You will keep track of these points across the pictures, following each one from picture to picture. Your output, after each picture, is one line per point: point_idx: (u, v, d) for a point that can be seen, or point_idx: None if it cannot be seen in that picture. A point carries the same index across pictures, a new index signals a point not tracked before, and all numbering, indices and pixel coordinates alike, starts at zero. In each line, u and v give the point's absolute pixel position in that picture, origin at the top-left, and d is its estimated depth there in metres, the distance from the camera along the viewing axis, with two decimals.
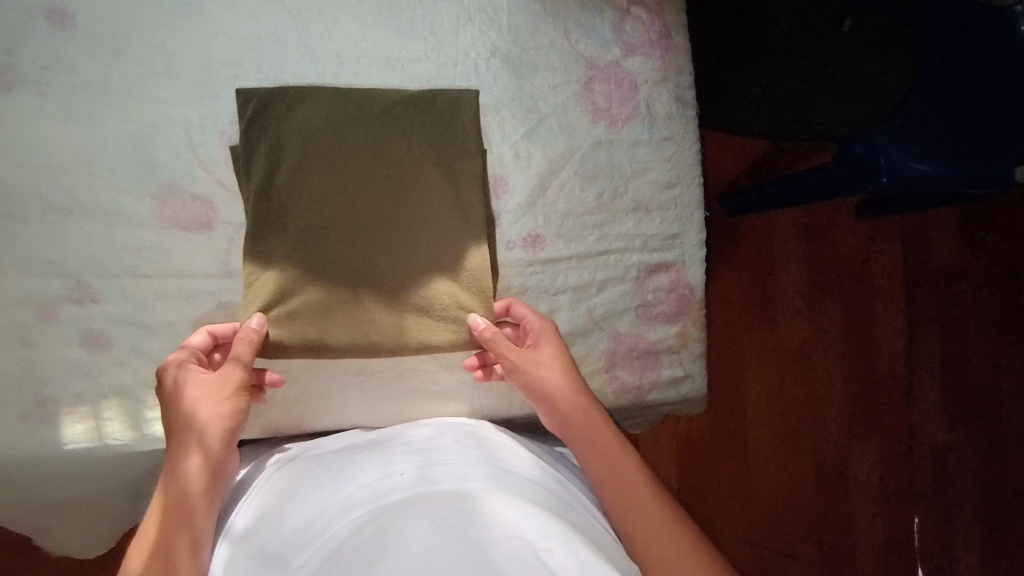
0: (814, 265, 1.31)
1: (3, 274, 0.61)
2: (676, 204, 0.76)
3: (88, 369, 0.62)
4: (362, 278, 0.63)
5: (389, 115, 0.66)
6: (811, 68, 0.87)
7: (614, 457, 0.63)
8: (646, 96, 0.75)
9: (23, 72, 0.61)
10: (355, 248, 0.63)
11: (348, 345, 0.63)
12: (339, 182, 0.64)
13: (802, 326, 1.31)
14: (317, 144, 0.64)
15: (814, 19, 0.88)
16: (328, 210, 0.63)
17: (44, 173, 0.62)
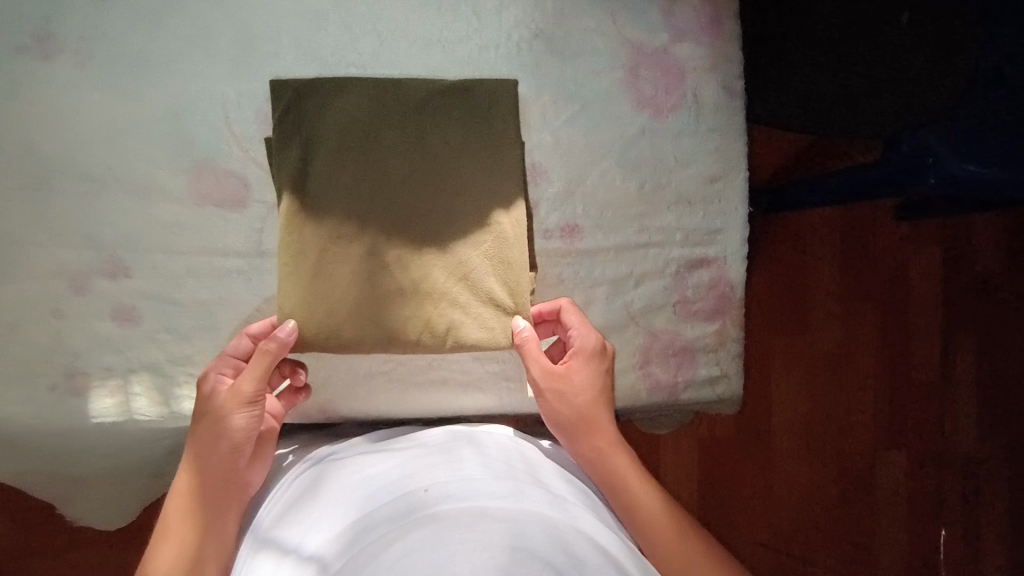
0: (851, 269, 1.27)
1: (38, 246, 0.60)
2: (720, 198, 0.73)
3: (119, 343, 0.62)
4: (398, 272, 0.63)
5: (426, 105, 0.65)
6: (864, 64, 0.83)
7: (644, 500, 0.62)
8: (694, 84, 0.72)
9: (61, 41, 0.60)
10: (391, 242, 0.63)
11: (385, 341, 0.64)
12: (375, 176, 0.63)
13: (835, 332, 1.27)
14: (354, 136, 0.63)
15: (871, 12, 0.83)
16: (364, 205, 0.63)
17: (79, 144, 0.61)
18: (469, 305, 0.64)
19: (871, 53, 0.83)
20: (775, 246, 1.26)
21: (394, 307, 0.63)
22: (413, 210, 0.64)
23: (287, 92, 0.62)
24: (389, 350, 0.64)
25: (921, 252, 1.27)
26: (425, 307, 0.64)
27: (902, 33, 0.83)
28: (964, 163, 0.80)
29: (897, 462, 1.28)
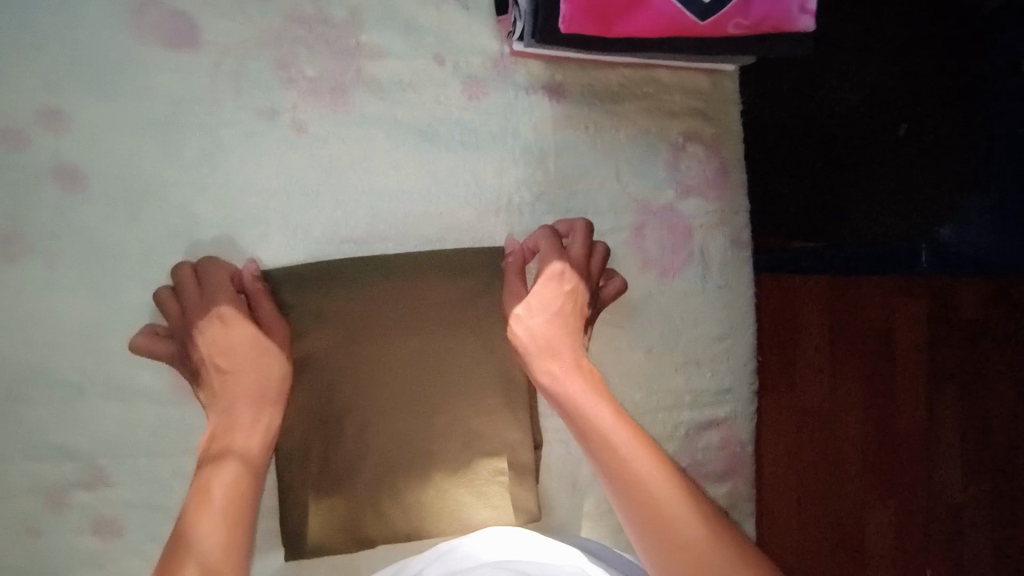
0: (837, 325, 1.20)
1: (10, 461, 0.56)
2: (729, 355, 0.70)
3: (100, 558, 0.57)
4: (396, 462, 0.61)
5: (422, 285, 0.61)
6: (863, 174, 0.84)
7: (643, 468, 0.54)
8: (701, 241, 0.69)
9: (31, 238, 0.55)
10: (385, 430, 0.61)
11: (386, 534, 0.61)
12: (367, 363, 0.60)
13: (822, 389, 1.20)
14: (344, 323, 0.60)
15: (864, 129, 0.82)
16: (357, 393, 0.60)
17: (53, 350, 0.56)
18: (475, 489, 0.63)
19: (865, 174, 0.84)
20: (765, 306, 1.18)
21: (397, 495, 0.61)
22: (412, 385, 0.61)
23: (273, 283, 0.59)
24: (389, 543, 0.62)
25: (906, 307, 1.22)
26: (427, 493, 0.62)
27: (898, 147, 0.82)
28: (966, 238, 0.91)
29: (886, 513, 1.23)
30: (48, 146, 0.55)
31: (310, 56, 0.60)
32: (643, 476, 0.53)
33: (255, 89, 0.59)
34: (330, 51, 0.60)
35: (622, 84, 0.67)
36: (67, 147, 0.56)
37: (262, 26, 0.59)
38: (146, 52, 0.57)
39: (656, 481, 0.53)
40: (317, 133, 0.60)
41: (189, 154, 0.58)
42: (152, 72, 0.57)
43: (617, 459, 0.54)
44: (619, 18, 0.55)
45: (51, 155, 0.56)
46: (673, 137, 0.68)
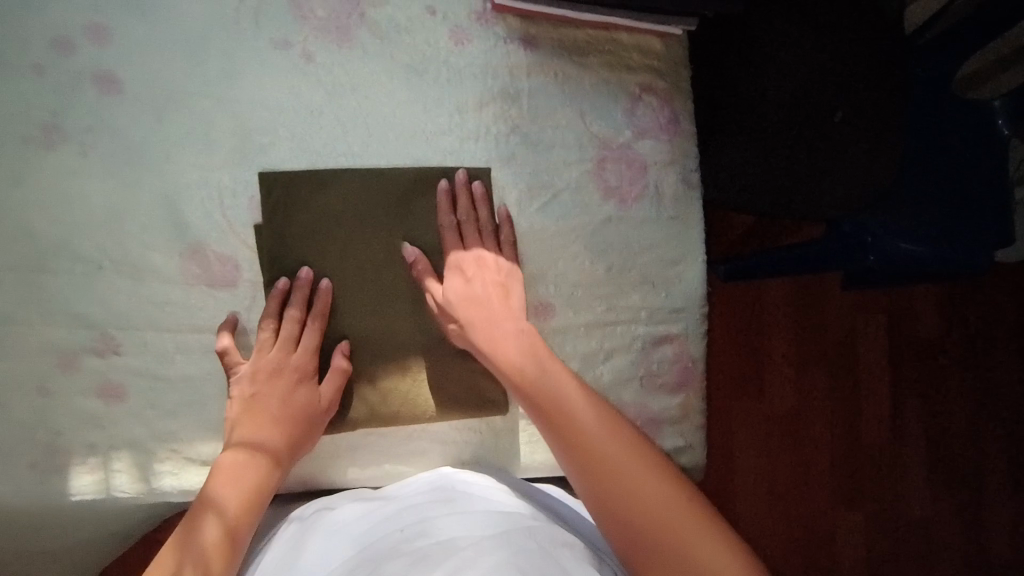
0: (802, 333, 1.34)
1: (30, 324, 0.62)
2: (681, 279, 0.79)
3: (103, 420, 0.63)
4: (383, 349, 0.69)
5: (409, 196, 0.71)
6: (795, 149, 0.92)
7: (569, 405, 0.62)
8: (655, 177, 0.79)
9: (68, 132, 0.64)
10: (375, 321, 0.69)
11: (372, 415, 0.69)
12: (361, 262, 0.69)
13: (790, 393, 1.33)
14: (341, 225, 0.69)
15: (810, 110, 0.92)
16: (350, 287, 0.69)
17: (78, 229, 0.63)
18: (448, 380, 0.71)
19: (799, 132, 0.92)
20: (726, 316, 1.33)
21: (378, 382, 0.69)
22: (393, 290, 0.70)
23: (277, 187, 0.67)
24: (374, 424, 0.69)
25: (869, 321, 1.35)
26: (406, 383, 0.69)
27: (837, 130, 0.92)
28: (900, 242, 0.96)
29: (854, 520, 1.32)
30: (92, 56, 0.65)
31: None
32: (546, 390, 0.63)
33: (272, 22, 0.69)
34: None
35: (586, 41, 0.78)
36: (107, 58, 0.65)
37: None
38: None
39: (560, 389, 0.63)
40: (322, 62, 0.70)
41: (211, 71, 0.67)
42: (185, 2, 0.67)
43: (517, 364, 0.65)
44: None
45: (94, 64, 0.64)
46: (631, 87, 0.79)
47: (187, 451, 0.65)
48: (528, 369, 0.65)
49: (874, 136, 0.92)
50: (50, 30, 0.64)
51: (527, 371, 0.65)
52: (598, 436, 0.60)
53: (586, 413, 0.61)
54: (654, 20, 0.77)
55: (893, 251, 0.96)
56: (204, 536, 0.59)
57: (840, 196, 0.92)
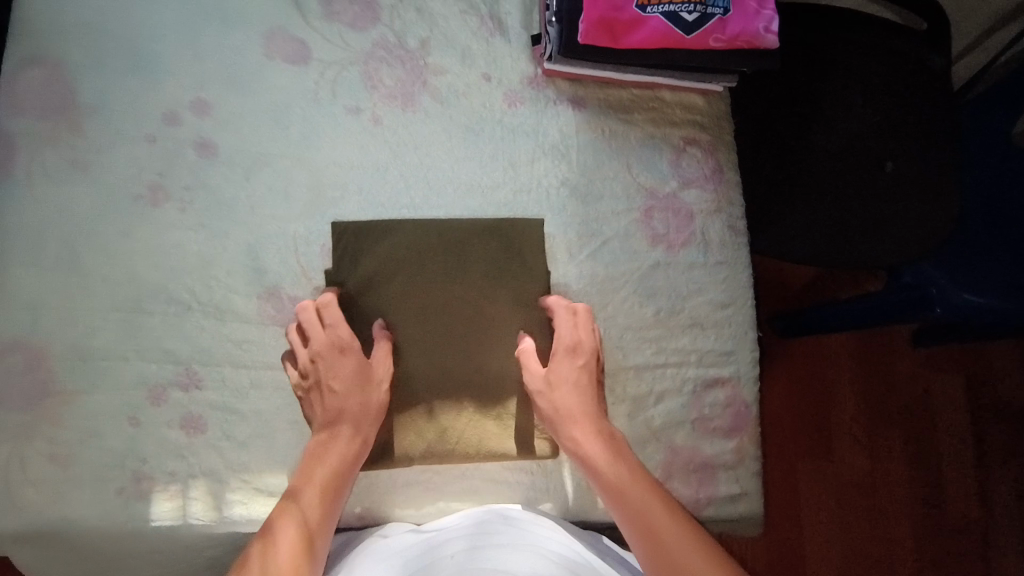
0: (871, 393, 1.31)
1: (126, 359, 0.69)
2: (730, 322, 0.80)
3: (184, 450, 0.68)
4: (439, 387, 0.73)
5: (464, 244, 0.76)
6: (847, 197, 0.92)
7: (630, 485, 0.64)
8: (701, 224, 0.81)
9: (170, 190, 0.72)
10: (431, 360, 0.73)
11: (427, 452, 0.72)
12: (419, 305, 0.74)
13: (863, 458, 1.29)
14: (402, 271, 0.74)
15: (857, 161, 0.93)
16: (408, 329, 0.73)
17: (173, 274, 0.71)
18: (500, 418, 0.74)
19: (845, 181, 0.93)
20: (786, 370, 1.32)
21: (434, 418, 0.73)
22: (451, 331, 0.74)
23: (346, 238, 0.74)
24: (428, 461, 0.72)
25: (944, 383, 1.31)
26: (459, 419, 0.73)
27: (889, 180, 0.92)
28: (964, 293, 0.93)
29: None
30: (194, 125, 0.74)
31: (390, 71, 0.79)
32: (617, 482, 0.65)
33: (346, 92, 0.78)
34: (405, 67, 0.80)
35: (631, 100, 0.84)
36: (207, 127, 0.74)
37: (357, 48, 0.79)
38: (272, 63, 0.77)
39: (622, 467, 0.66)
40: (390, 125, 0.78)
41: (293, 136, 0.76)
42: (273, 77, 0.77)
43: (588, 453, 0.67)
44: (623, 33, 0.73)
45: (195, 131, 0.74)
46: (675, 140, 0.83)
47: (256, 482, 0.69)
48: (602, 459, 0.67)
49: (929, 185, 0.92)
50: (160, 104, 0.74)
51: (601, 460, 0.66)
52: (655, 513, 0.62)
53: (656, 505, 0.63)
54: (695, 79, 0.82)
55: (959, 303, 0.93)
56: (280, 535, 0.59)
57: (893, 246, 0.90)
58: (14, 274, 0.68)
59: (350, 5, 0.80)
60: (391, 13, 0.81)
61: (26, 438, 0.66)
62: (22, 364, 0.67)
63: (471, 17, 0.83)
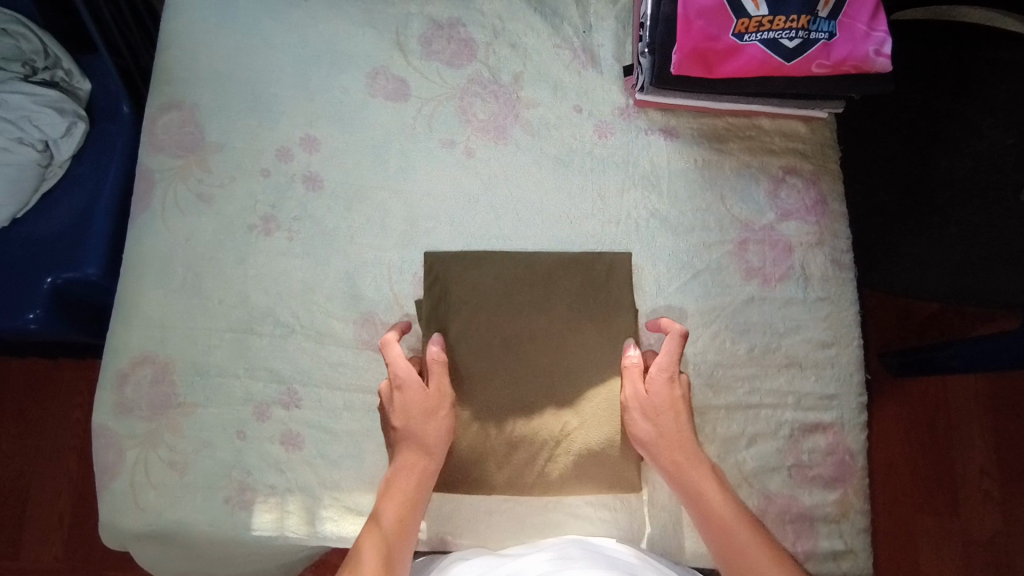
0: (1002, 444, 1.21)
1: (237, 377, 0.74)
2: (834, 363, 0.75)
3: (283, 465, 0.72)
4: (521, 419, 0.73)
5: (552, 276, 0.76)
6: (973, 226, 0.84)
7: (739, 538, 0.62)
8: (802, 258, 0.77)
9: (281, 220, 0.78)
10: (514, 392, 0.73)
11: (506, 484, 0.72)
12: (505, 335, 0.74)
13: (993, 515, 1.19)
14: (488, 301, 0.75)
15: (988, 187, 0.84)
16: (492, 358, 0.74)
17: (280, 299, 0.76)
18: (582, 455, 0.72)
19: (971, 207, 0.84)
20: (902, 415, 1.23)
21: (517, 451, 0.72)
22: (533, 363, 0.74)
23: (437, 266, 0.76)
24: (508, 493, 0.72)
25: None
26: (542, 454, 0.72)
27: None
28: None
29: None
30: (304, 160, 0.80)
31: (483, 105, 0.82)
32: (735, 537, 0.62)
33: (442, 126, 0.81)
34: (498, 101, 0.82)
35: (726, 128, 0.81)
36: (315, 162, 0.80)
37: (453, 84, 0.82)
38: (375, 101, 0.82)
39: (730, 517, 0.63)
40: (482, 157, 0.80)
41: (390, 169, 0.80)
42: (375, 113, 0.81)
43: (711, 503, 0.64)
44: (718, 63, 0.71)
45: (304, 166, 0.80)
46: (773, 169, 0.80)
47: (346, 500, 0.72)
48: (720, 511, 0.64)
49: None
50: (276, 141, 0.80)
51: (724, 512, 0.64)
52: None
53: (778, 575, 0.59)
54: (796, 106, 0.79)
55: None
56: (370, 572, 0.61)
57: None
58: (147, 295, 0.76)
59: (448, 44, 0.83)
60: (486, 50, 0.84)
61: (150, 445, 0.72)
62: (149, 377, 0.74)
63: (564, 51, 0.84)
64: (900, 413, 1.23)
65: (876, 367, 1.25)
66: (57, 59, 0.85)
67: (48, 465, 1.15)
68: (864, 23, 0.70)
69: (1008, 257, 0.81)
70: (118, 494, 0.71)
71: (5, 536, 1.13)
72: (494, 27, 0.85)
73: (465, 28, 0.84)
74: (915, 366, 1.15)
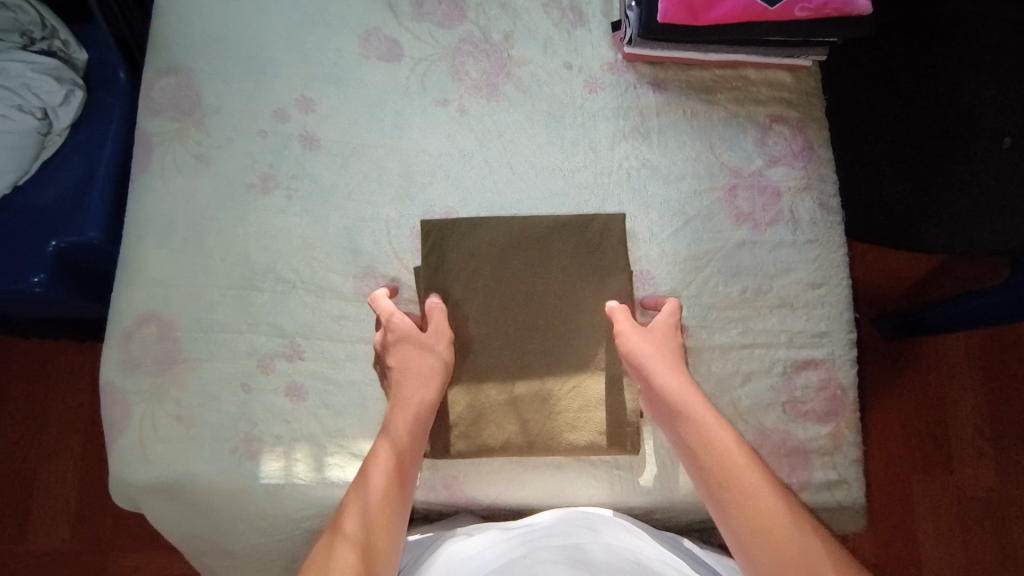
0: (994, 403, 1.24)
1: (241, 332, 0.76)
2: (823, 303, 0.77)
3: (289, 415, 0.74)
4: (522, 376, 0.74)
5: (546, 239, 0.77)
6: (951, 178, 0.85)
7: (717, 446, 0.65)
8: (790, 202, 0.79)
9: (279, 180, 0.79)
10: (512, 352, 0.75)
11: (505, 444, 0.73)
12: (503, 299, 0.76)
13: (986, 472, 1.21)
14: (486, 266, 0.77)
15: (967, 138, 0.85)
16: (490, 321, 0.76)
17: (280, 256, 0.78)
18: (582, 410, 0.73)
19: (949, 159, 0.85)
20: (895, 377, 1.25)
21: (516, 409, 0.73)
22: (531, 325, 0.76)
23: (433, 233, 0.77)
24: (509, 450, 0.73)
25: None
26: (545, 410, 0.73)
27: (1006, 157, 0.82)
28: None
29: None
30: (300, 121, 0.81)
31: (475, 64, 0.83)
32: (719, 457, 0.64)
33: (434, 84, 0.82)
34: (489, 59, 0.84)
35: (714, 80, 0.83)
36: (311, 123, 0.81)
37: (444, 43, 0.84)
38: (368, 62, 0.83)
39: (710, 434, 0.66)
40: (475, 114, 0.82)
41: (385, 128, 0.81)
42: (369, 74, 0.83)
43: (692, 421, 0.67)
44: (703, 10, 0.73)
45: (301, 127, 0.81)
46: (761, 118, 0.82)
47: (351, 447, 0.74)
48: (702, 429, 0.66)
49: None
50: (272, 103, 0.82)
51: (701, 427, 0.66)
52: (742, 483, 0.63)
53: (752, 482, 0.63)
54: (781, 54, 0.81)
55: None
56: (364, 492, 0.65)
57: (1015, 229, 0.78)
58: (150, 256, 0.77)
59: (439, 5, 0.85)
60: (477, 10, 0.85)
61: (156, 400, 0.74)
62: (154, 334, 0.75)
63: (552, 9, 0.86)
64: (892, 376, 1.25)
65: (868, 331, 1.27)
66: (54, 29, 0.86)
67: (53, 445, 1.16)
68: None
69: (988, 205, 0.81)
70: (127, 449, 0.73)
71: (13, 515, 1.14)
72: None
73: None
74: (904, 328, 1.19)
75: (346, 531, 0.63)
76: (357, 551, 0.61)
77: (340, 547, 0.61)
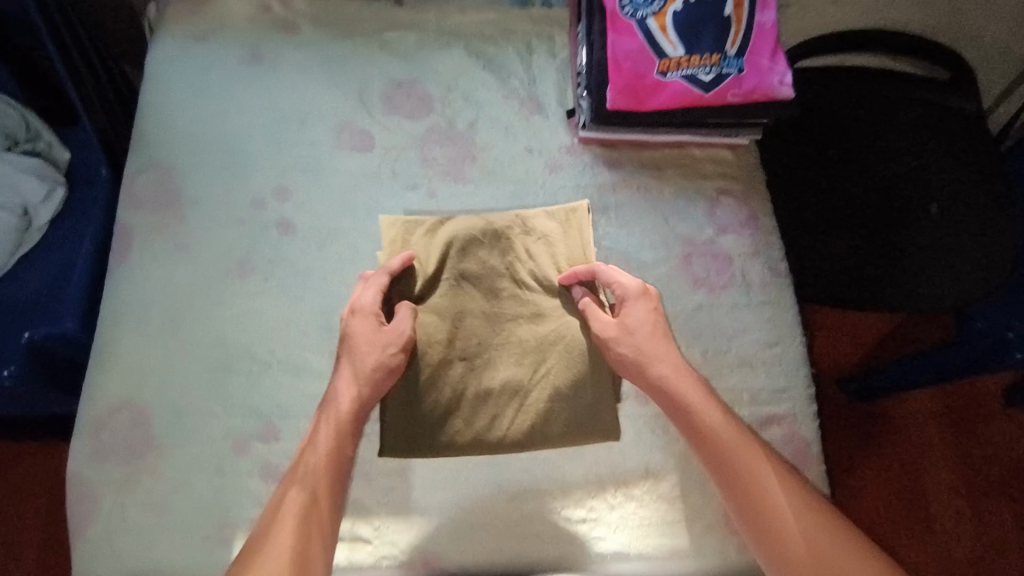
0: (962, 458, 1.27)
1: (216, 416, 0.76)
2: (781, 360, 0.81)
3: (263, 498, 0.73)
4: (492, 396, 0.76)
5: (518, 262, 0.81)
6: (893, 244, 0.95)
7: (711, 417, 0.68)
8: (741, 267, 0.85)
9: (255, 264, 0.82)
10: (483, 373, 0.77)
11: (484, 513, 0.73)
12: (476, 318, 0.79)
13: (966, 529, 1.23)
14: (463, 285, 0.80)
15: (902, 209, 0.97)
16: (461, 338, 0.78)
17: (256, 337, 0.79)
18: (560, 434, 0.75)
19: (889, 226, 0.96)
20: (866, 437, 1.28)
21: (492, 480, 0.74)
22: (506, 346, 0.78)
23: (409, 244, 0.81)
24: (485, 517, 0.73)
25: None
26: (517, 415, 0.75)
27: (936, 223, 0.95)
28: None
29: None
30: (277, 209, 0.85)
31: (442, 151, 0.89)
32: (711, 426, 0.67)
33: (405, 171, 0.88)
34: (455, 147, 0.90)
35: (662, 159, 0.90)
36: (287, 210, 0.85)
37: (413, 134, 0.90)
38: (341, 153, 0.89)
39: (703, 407, 0.68)
40: (444, 196, 0.87)
41: (359, 212, 0.86)
42: (342, 163, 0.88)
43: (685, 395, 0.69)
44: (647, 97, 0.81)
45: (277, 214, 0.85)
46: (708, 192, 0.89)
47: None
48: (692, 401, 0.69)
49: (985, 226, 0.94)
50: (250, 193, 0.86)
51: (693, 401, 0.69)
52: (740, 451, 0.66)
53: (747, 449, 0.66)
54: (721, 134, 0.89)
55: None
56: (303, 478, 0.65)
57: (953, 290, 0.91)
58: (127, 343, 0.78)
59: (408, 100, 0.92)
60: (442, 104, 0.92)
61: (127, 490, 0.73)
62: (128, 422, 0.75)
63: (512, 100, 0.93)
64: (864, 436, 1.28)
65: (832, 393, 1.31)
66: (38, 132, 0.91)
67: (7, 551, 1.11)
68: (767, 58, 0.81)
69: (928, 267, 0.93)
70: (96, 542, 0.71)
71: None
72: (447, 83, 0.94)
73: (422, 86, 0.93)
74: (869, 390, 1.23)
75: (282, 512, 0.64)
76: (295, 528, 0.62)
77: (281, 527, 0.63)
